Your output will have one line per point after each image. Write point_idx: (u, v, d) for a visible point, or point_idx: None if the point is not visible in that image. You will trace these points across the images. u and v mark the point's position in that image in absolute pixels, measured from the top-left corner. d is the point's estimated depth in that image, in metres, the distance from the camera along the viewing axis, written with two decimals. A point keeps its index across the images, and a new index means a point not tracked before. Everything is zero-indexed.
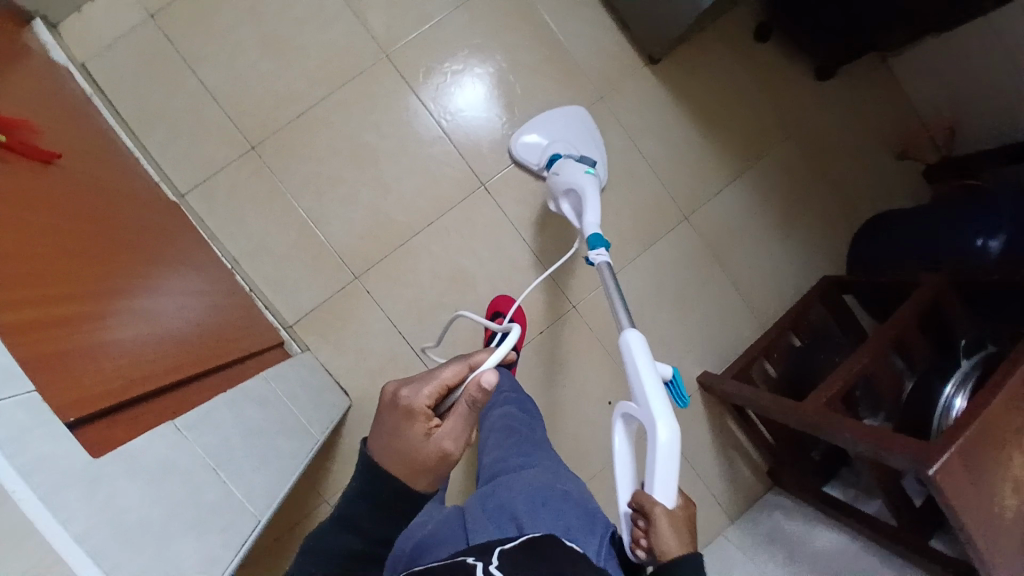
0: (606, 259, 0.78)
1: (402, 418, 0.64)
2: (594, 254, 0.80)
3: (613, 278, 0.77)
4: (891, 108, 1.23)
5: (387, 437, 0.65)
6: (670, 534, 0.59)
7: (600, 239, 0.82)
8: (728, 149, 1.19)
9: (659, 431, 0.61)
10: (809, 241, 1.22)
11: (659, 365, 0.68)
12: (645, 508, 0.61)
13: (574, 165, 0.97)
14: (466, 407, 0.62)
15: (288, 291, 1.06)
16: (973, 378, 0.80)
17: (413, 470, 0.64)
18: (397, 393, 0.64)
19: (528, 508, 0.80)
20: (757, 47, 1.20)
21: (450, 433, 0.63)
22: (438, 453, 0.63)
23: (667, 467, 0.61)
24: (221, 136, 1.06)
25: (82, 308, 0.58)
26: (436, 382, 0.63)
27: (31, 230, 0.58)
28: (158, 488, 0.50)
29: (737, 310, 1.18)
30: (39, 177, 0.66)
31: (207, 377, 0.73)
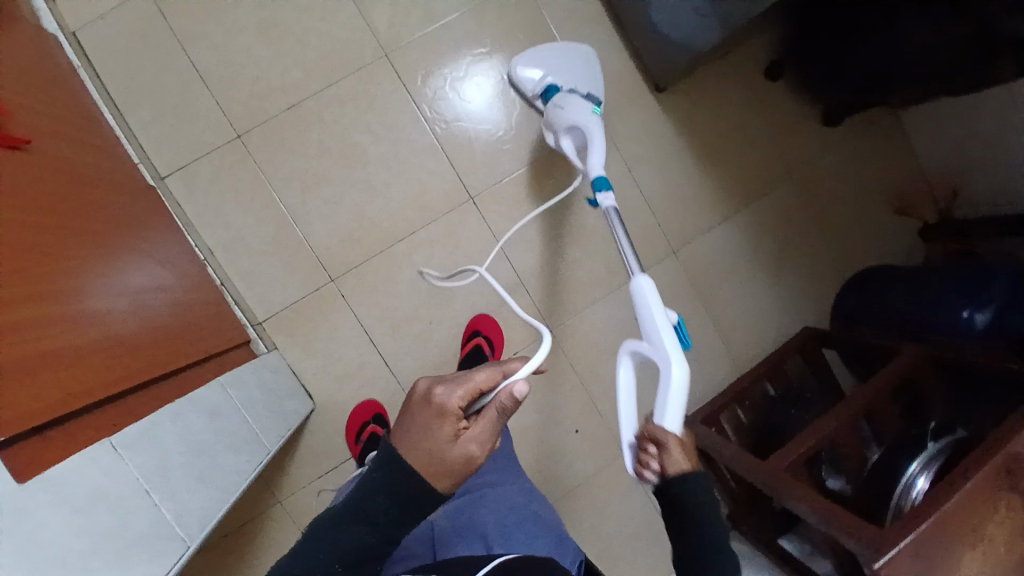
0: (613, 204, 0.72)
1: (432, 417, 0.62)
2: (600, 197, 0.74)
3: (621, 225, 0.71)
4: (895, 163, 1.21)
5: (409, 435, 0.62)
6: (681, 455, 0.59)
7: (605, 181, 0.75)
8: (725, 187, 1.17)
9: (673, 371, 0.59)
10: (797, 288, 1.20)
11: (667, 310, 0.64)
12: (657, 436, 0.59)
13: (579, 101, 0.90)
14: (498, 411, 0.62)
15: (261, 287, 1.04)
16: (939, 459, 0.79)
17: (434, 474, 0.62)
18: (430, 390, 0.63)
19: (499, 532, 0.80)
20: (767, 85, 1.17)
21: (479, 436, 0.62)
22: (463, 456, 0.62)
23: (678, 402, 0.59)
24: (208, 121, 1.03)
25: (32, 312, 0.56)
26: (470, 385, 0.62)
27: None
28: (87, 518, 0.49)
29: (715, 351, 1.17)
30: (7, 167, 0.63)
31: (155, 384, 0.71)
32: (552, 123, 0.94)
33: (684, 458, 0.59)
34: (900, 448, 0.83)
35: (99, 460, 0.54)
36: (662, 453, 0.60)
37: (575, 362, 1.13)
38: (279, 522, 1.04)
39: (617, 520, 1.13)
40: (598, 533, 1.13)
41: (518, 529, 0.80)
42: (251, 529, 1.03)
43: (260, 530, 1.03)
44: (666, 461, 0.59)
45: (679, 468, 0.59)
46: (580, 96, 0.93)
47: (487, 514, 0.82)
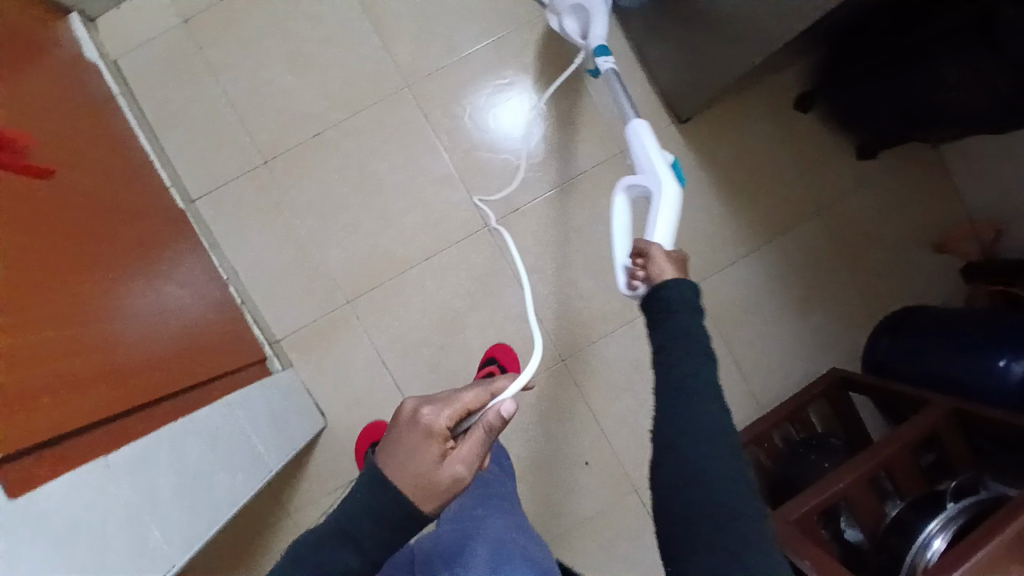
0: (613, 68, 0.82)
1: (420, 436, 0.66)
2: (600, 64, 0.84)
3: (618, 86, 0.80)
4: (936, 199, 1.15)
5: (398, 455, 0.65)
6: (663, 260, 0.59)
7: (605, 49, 0.84)
8: (746, 220, 1.14)
9: (665, 189, 0.66)
10: (824, 326, 1.15)
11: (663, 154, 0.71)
12: (642, 247, 0.61)
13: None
14: (484, 429, 0.64)
15: (279, 308, 1.08)
16: (958, 519, 0.73)
17: (422, 494, 0.64)
18: (418, 411, 0.67)
19: (489, 568, 0.79)
20: (796, 117, 1.14)
21: (465, 456, 0.65)
22: (450, 476, 0.64)
23: (669, 219, 0.65)
24: (237, 147, 1.08)
25: (35, 338, 0.58)
26: (457, 405, 0.66)
27: (7, 253, 0.60)
28: (62, 540, 0.52)
29: (733, 388, 1.14)
30: (30, 194, 0.68)
31: (157, 406, 0.74)
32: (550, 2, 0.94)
33: (668, 264, 0.59)
34: (919, 509, 0.78)
35: (87, 479, 0.57)
36: (648, 264, 0.60)
37: (587, 393, 1.12)
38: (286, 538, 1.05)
39: (626, 558, 1.10)
40: (604, 570, 1.10)
41: (510, 567, 0.79)
42: (259, 544, 1.05)
43: (268, 545, 1.05)
44: (649, 267, 0.59)
45: (665, 274, 0.58)
46: None
47: (479, 549, 0.81)
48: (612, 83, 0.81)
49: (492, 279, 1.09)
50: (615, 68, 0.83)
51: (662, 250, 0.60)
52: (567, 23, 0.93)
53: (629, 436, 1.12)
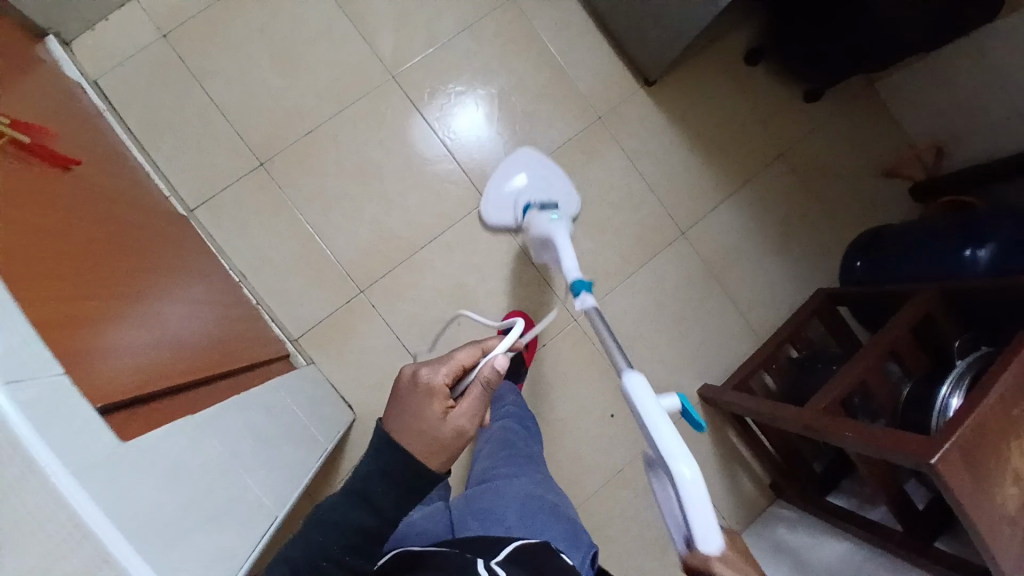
0: (592, 303, 0.72)
1: (420, 398, 0.62)
2: (579, 301, 0.73)
3: (602, 323, 0.69)
4: (878, 131, 1.29)
5: (405, 419, 0.61)
6: None
7: (583, 283, 0.75)
8: (720, 167, 1.23)
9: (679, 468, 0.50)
10: (804, 256, 1.25)
11: (664, 400, 0.58)
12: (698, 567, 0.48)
13: (538, 216, 0.96)
14: (482, 385, 0.62)
15: (294, 305, 1.07)
16: (968, 377, 0.82)
17: (429, 451, 0.60)
18: (415, 373, 0.64)
19: (520, 518, 0.74)
20: (747, 71, 1.25)
21: (467, 411, 0.62)
22: (454, 430, 0.61)
23: (704, 508, 0.49)
24: (231, 153, 1.08)
25: (85, 309, 0.57)
26: (453, 361, 0.64)
27: (43, 230, 0.60)
28: (178, 483, 0.50)
29: (734, 325, 1.21)
30: (44, 181, 0.68)
31: (215, 384, 0.73)
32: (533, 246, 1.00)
33: None
34: (931, 379, 0.86)
35: (184, 437, 0.55)
36: None
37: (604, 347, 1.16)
38: None
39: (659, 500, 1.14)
40: (642, 515, 1.14)
41: (540, 519, 0.74)
42: None
43: None
44: None
45: None
46: (540, 206, 1.00)
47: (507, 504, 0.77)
48: (592, 321, 0.69)
49: (500, 252, 1.13)
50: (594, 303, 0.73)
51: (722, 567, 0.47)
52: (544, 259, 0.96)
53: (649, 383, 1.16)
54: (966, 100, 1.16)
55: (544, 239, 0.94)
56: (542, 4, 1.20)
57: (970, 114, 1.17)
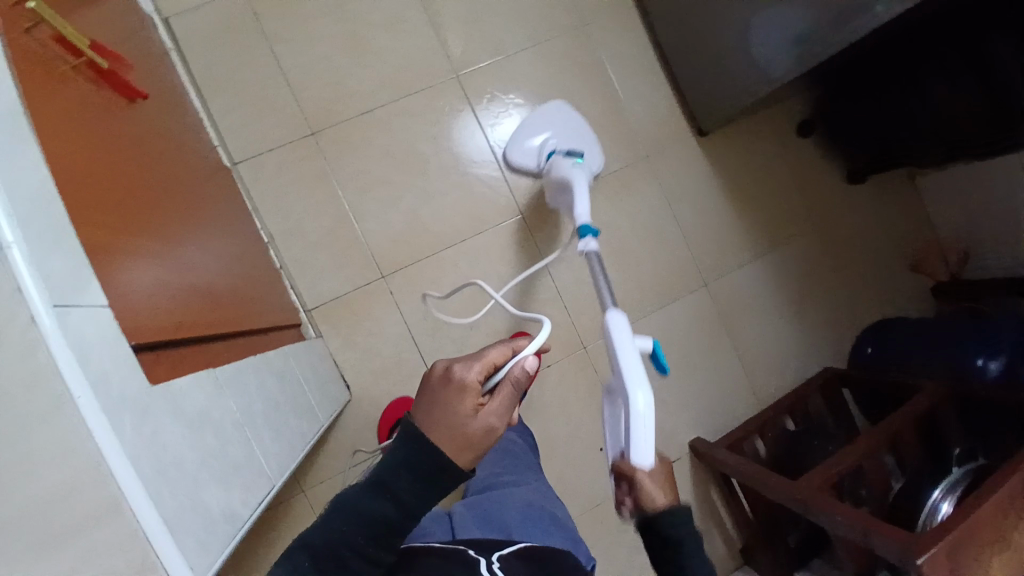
0: (595, 248, 0.77)
1: (451, 392, 0.58)
2: (583, 243, 0.78)
3: (601, 267, 0.75)
4: (910, 225, 1.31)
5: (435, 414, 0.58)
6: (655, 486, 0.57)
7: (590, 228, 0.80)
8: (753, 227, 1.25)
9: (636, 396, 0.55)
10: (817, 330, 1.26)
11: (638, 338, 0.63)
12: (625, 470, 0.57)
13: (562, 162, 1.00)
14: (513, 385, 0.59)
15: (314, 277, 1.08)
16: (961, 486, 0.83)
17: (457, 449, 0.57)
18: (447, 368, 0.60)
19: (521, 523, 0.75)
20: (798, 141, 1.27)
21: (498, 409, 0.59)
22: (485, 429, 0.57)
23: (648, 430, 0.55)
24: (284, 118, 1.09)
25: (131, 244, 0.58)
26: (485, 358, 0.60)
27: (103, 158, 0.61)
28: (198, 434, 0.51)
29: (737, 383, 1.22)
30: (113, 111, 0.69)
31: (237, 340, 0.74)
32: (550, 187, 1.04)
33: (660, 490, 0.57)
34: (927, 479, 0.87)
35: (202, 389, 0.55)
36: (637, 490, 0.57)
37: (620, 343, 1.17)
38: (302, 516, 1.03)
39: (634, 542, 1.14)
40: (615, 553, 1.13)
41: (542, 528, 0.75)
42: (279, 522, 1.02)
43: (280, 518, 1.02)
44: (641, 495, 0.56)
45: (659, 501, 0.57)
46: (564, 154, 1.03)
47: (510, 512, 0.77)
48: (593, 264, 0.75)
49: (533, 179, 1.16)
50: (597, 248, 0.78)
51: (647, 474, 0.56)
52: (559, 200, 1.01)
53: None
54: (1000, 215, 1.18)
55: (563, 182, 0.98)
56: (614, 35, 1.22)
57: (1003, 228, 1.18)
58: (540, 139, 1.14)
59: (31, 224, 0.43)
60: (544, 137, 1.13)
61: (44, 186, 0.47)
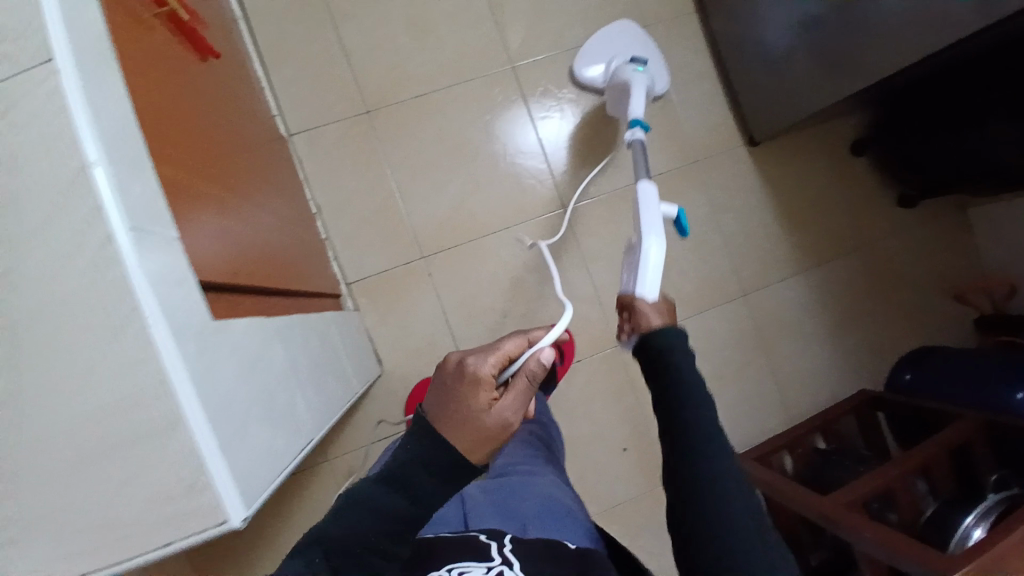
0: (641, 138, 0.86)
1: (465, 385, 0.59)
2: (631, 135, 0.86)
3: (643, 152, 0.82)
4: (961, 255, 1.27)
5: (450, 407, 0.58)
6: (648, 307, 0.59)
7: (639, 122, 0.89)
8: (797, 242, 1.23)
9: (649, 240, 0.63)
10: (854, 353, 1.23)
11: (665, 206, 0.71)
12: (626, 298, 0.61)
13: (624, 67, 1.04)
14: (526, 378, 0.60)
15: (357, 252, 1.10)
16: (994, 514, 0.81)
17: (471, 443, 0.57)
18: (462, 361, 0.61)
19: (536, 516, 0.73)
20: (850, 159, 1.25)
21: (512, 404, 0.59)
22: (500, 423, 0.58)
23: (654, 262, 0.62)
24: (342, 94, 1.12)
25: (198, 189, 0.60)
26: (501, 351, 0.61)
27: (178, 106, 0.64)
28: (250, 374, 0.52)
29: (768, 399, 1.20)
30: (188, 65, 0.72)
31: (285, 298, 0.75)
32: (611, 93, 1.08)
33: (654, 312, 0.59)
34: (959, 506, 0.84)
35: (256, 333, 0.57)
36: (632, 314, 0.60)
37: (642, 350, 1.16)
38: (323, 485, 1.04)
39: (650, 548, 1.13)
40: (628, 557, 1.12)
41: (559, 521, 0.73)
42: (301, 489, 1.04)
43: (303, 485, 1.04)
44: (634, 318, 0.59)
45: (652, 323, 0.58)
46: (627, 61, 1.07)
47: (526, 502, 0.76)
48: (635, 150, 0.83)
49: (583, 154, 1.17)
50: (643, 139, 0.86)
51: (646, 299, 0.60)
52: (619, 104, 1.05)
53: None
54: None
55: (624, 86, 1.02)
56: (673, 39, 1.22)
57: None
58: (602, 59, 1.13)
59: (114, 143, 0.45)
60: (604, 57, 1.13)
61: (126, 111, 0.49)
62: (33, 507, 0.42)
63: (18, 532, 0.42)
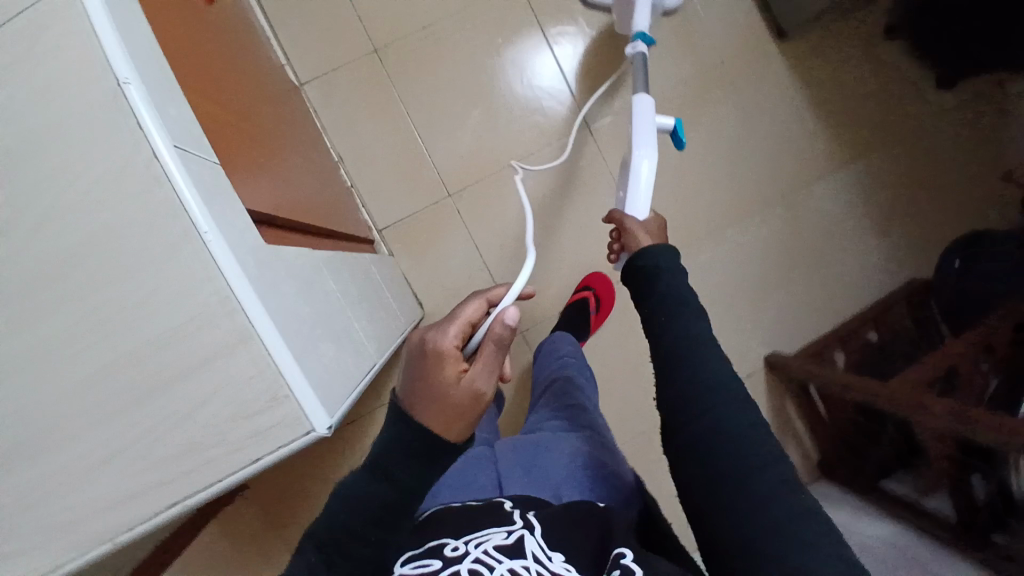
0: (642, 50, 0.83)
1: (427, 362, 0.52)
2: (632, 48, 0.84)
3: (643, 65, 0.80)
4: (1009, 132, 1.21)
5: (417, 388, 0.52)
6: (639, 229, 0.63)
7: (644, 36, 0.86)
8: (831, 138, 1.19)
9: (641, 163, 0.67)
10: (900, 247, 1.20)
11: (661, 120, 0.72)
12: (617, 218, 0.65)
13: None
14: (494, 343, 0.52)
15: (384, 197, 1.09)
16: None
17: (445, 422, 0.50)
18: (421, 337, 0.54)
19: (572, 477, 0.64)
20: (884, 44, 1.19)
21: (483, 373, 0.51)
22: (472, 397, 0.51)
23: (644, 186, 0.66)
24: (349, 36, 1.08)
25: (225, 126, 0.59)
26: (461, 319, 0.54)
27: (193, 46, 0.62)
28: (309, 296, 0.52)
29: (815, 302, 1.18)
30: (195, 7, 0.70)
31: (326, 238, 0.75)
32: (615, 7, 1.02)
33: (645, 233, 0.62)
34: None
35: (308, 260, 0.57)
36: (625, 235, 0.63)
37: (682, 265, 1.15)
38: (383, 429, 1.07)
39: None
40: None
41: (593, 475, 0.64)
42: (364, 431, 1.08)
43: (364, 428, 1.08)
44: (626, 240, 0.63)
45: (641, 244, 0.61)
46: None
47: (558, 454, 0.67)
48: (636, 62, 0.81)
49: (602, 71, 1.12)
50: (645, 52, 0.83)
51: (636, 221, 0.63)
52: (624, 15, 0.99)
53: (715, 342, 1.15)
54: None
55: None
56: None
57: None
58: None
59: (144, 63, 0.44)
60: None
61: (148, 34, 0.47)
62: (117, 437, 0.42)
63: (103, 466, 0.42)
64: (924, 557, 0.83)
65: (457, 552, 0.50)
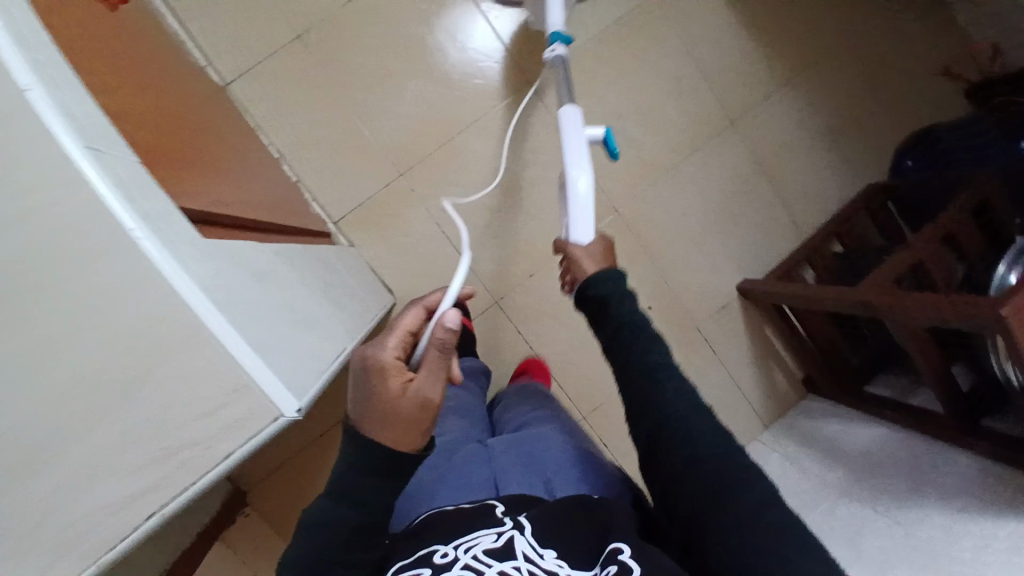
0: (561, 53, 0.77)
1: (371, 379, 0.50)
2: (550, 51, 0.79)
3: (564, 70, 0.75)
4: (942, 24, 1.22)
5: (366, 405, 0.50)
6: (585, 264, 0.62)
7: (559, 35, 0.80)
8: (772, 57, 1.18)
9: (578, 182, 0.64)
10: (854, 156, 1.21)
11: (589, 130, 0.68)
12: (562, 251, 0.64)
13: None
14: (437, 348, 0.51)
15: (334, 186, 1.05)
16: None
17: (399, 434, 0.50)
18: (362, 355, 0.52)
19: (563, 470, 0.63)
20: None
21: (430, 379, 0.50)
22: (423, 405, 0.49)
23: (585, 212, 0.64)
24: (269, 24, 1.04)
25: (144, 128, 0.56)
26: (399, 330, 0.52)
27: (96, 48, 0.58)
28: (262, 286, 0.51)
29: (779, 223, 1.19)
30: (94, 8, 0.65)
31: (276, 231, 0.72)
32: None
33: (591, 268, 0.62)
34: None
35: (255, 251, 0.55)
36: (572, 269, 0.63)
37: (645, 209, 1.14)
38: None
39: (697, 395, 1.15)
40: None
41: (584, 469, 0.63)
42: None
43: None
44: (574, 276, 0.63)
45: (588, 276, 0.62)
46: None
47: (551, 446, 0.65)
48: (556, 68, 0.76)
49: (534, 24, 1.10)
50: (565, 54, 0.78)
51: (582, 257, 0.63)
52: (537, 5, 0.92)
53: (688, 279, 1.15)
54: None
55: None
56: None
57: None
58: None
59: (42, 61, 0.41)
60: None
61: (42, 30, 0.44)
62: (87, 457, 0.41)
63: None
64: (914, 454, 0.85)
65: (447, 558, 0.49)
